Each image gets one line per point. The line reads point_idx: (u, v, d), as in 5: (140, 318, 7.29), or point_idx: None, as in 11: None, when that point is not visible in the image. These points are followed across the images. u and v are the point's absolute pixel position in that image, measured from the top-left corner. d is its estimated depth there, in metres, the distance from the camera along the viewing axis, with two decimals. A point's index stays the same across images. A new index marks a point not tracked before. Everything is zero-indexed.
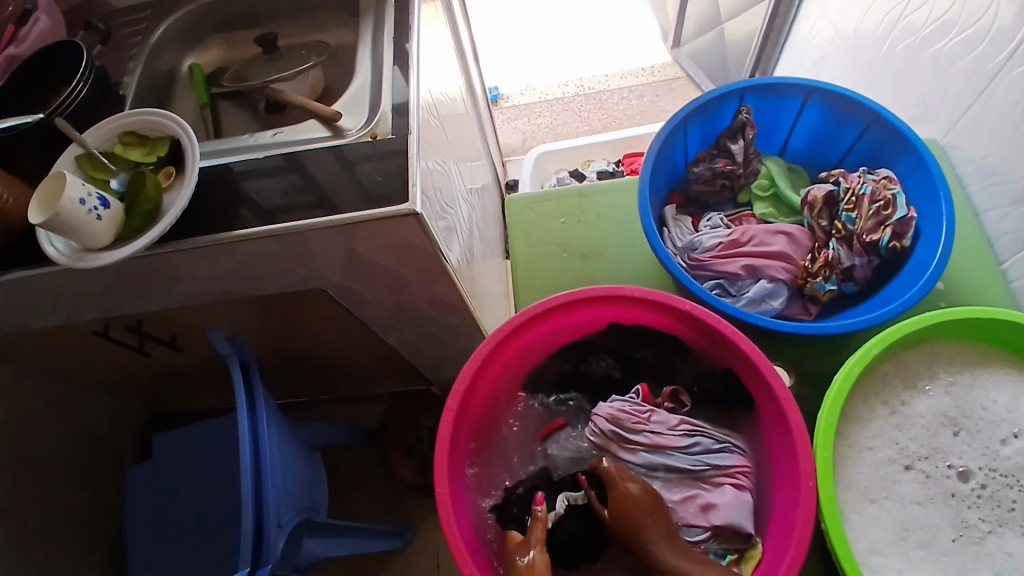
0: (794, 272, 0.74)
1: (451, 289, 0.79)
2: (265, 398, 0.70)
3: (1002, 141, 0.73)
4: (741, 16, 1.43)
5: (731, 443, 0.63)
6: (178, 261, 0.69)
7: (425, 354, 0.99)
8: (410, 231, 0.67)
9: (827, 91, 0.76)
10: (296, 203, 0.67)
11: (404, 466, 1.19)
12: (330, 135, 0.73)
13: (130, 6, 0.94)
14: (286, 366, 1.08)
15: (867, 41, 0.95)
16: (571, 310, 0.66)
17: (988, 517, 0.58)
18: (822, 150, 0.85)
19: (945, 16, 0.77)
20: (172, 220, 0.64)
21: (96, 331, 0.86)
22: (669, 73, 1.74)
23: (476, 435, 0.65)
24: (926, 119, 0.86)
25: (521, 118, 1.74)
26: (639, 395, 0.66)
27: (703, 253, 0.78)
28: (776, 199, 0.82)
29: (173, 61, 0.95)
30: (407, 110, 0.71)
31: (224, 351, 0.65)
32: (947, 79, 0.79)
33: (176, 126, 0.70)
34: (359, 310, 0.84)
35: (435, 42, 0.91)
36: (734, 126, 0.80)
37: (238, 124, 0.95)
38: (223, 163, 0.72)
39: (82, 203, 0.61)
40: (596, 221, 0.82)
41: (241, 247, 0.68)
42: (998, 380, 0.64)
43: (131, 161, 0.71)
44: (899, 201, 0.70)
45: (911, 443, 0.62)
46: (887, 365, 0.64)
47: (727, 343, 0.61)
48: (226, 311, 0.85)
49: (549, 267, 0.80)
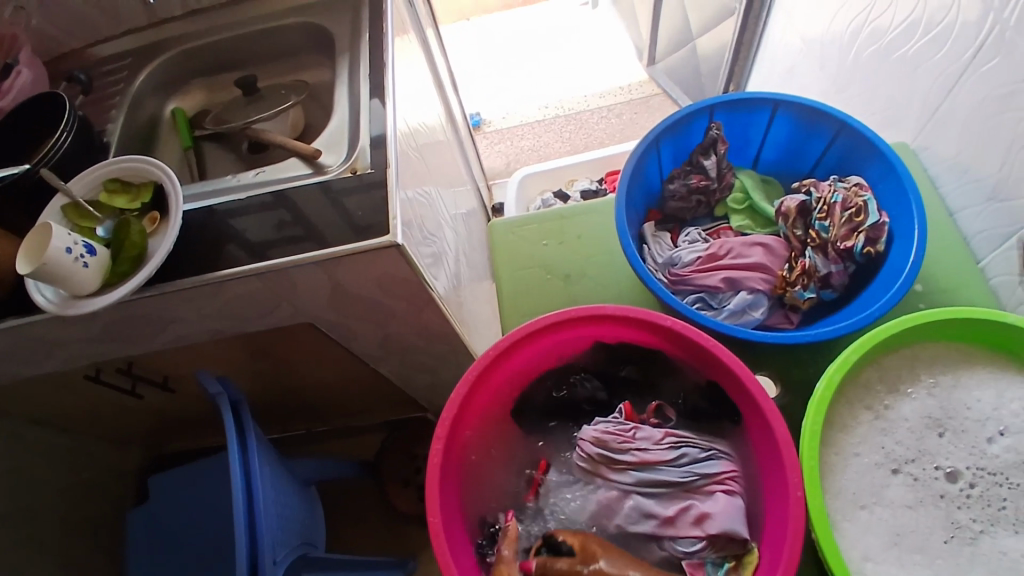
0: (773, 283, 0.75)
1: (438, 316, 0.80)
2: (255, 433, 0.71)
3: (971, 139, 0.74)
4: (712, 31, 1.46)
5: (718, 449, 0.64)
6: (166, 304, 0.70)
7: (418, 382, 1.00)
8: (393, 263, 0.68)
9: (794, 104, 0.78)
10: (280, 241, 0.68)
11: (402, 496, 1.19)
12: (312, 172, 0.75)
13: (113, 56, 0.96)
14: (280, 401, 1.08)
15: (836, 49, 0.97)
16: (556, 332, 0.66)
17: (980, 517, 0.59)
18: (795, 161, 0.86)
19: (910, 19, 0.79)
20: (158, 263, 0.65)
21: (87, 377, 0.86)
22: (646, 90, 1.77)
23: (467, 462, 0.66)
24: (895, 123, 0.87)
25: (504, 142, 1.77)
26: (622, 414, 0.67)
27: (682, 268, 0.79)
28: (751, 211, 0.84)
29: (155, 106, 0.97)
30: (385, 142, 0.73)
31: (214, 392, 0.65)
32: (914, 81, 0.81)
33: (160, 172, 0.71)
34: (348, 342, 0.85)
35: (411, 75, 0.93)
36: (706, 142, 0.82)
37: (223, 165, 0.97)
38: (208, 205, 0.73)
39: (68, 251, 0.62)
40: (577, 241, 0.83)
41: (227, 287, 0.69)
42: (980, 379, 0.64)
43: (117, 209, 0.72)
44: (870, 208, 0.71)
45: (897, 446, 0.62)
46: (869, 370, 0.65)
47: (709, 356, 0.61)
48: (217, 351, 0.86)
49: (534, 289, 0.80)
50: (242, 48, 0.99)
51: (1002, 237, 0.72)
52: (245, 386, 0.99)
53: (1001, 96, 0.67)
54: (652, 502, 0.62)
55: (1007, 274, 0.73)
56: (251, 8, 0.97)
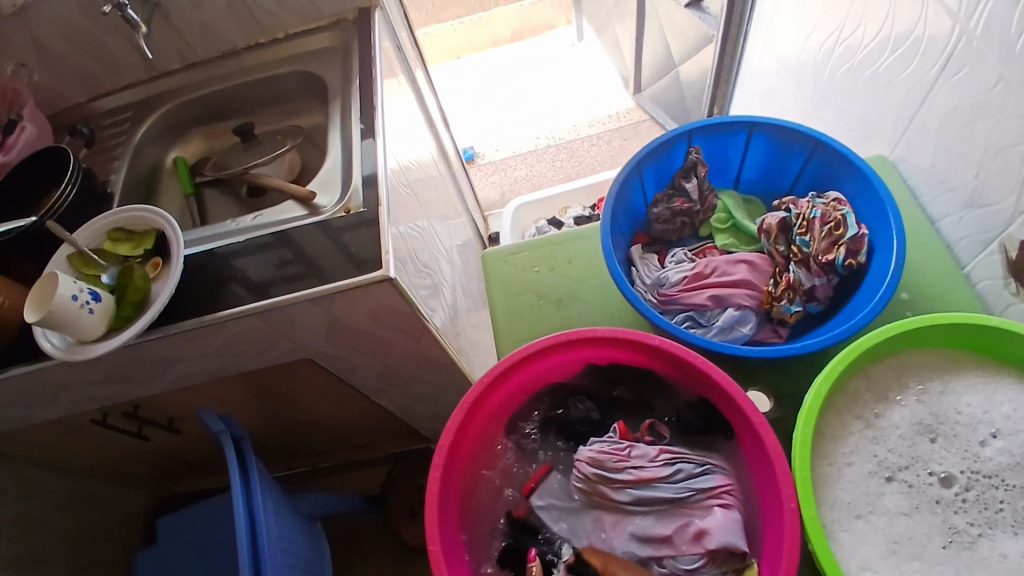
0: (759, 297, 0.76)
1: (435, 346, 0.82)
2: (258, 469, 0.73)
3: (945, 148, 0.76)
4: (693, 57, 1.49)
5: (712, 464, 0.64)
6: (168, 345, 0.72)
7: (419, 412, 1.02)
8: (388, 296, 0.70)
9: (769, 125, 0.81)
10: (278, 280, 0.71)
11: (409, 528, 1.19)
12: (307, 213, 0.77)
13: (115, 111, 1.01)
14: (285, 438, 1.09)
15: (811, 69, 1.00)
16: (547, 356, 0.68)
17: (978, 520, 0.59)
18: (774, 179, 0.89)
19: (879, 38, 0.82)
20: (160, 308, 0.67)
21: (95, 421, 0.88)
22: (634, 117, 1.83)
23: (465, 488, 0.67)
24: (872, 137, 0.90)
25: (497, 173, 1.81)
26: (617, 432, 0.68)
27: (670, 288, 0.81)
28: (735, 230, 0.86)
29: (156, 157, 1.01)
30: (376, 181, 0.76)
31: (217, 430, 0.67)
32: (887, 96, 0.84)
33: (162, 219, 0.74)
34: (348, 376, 0.87)
35: (401, 114, 0.97)
36: (687, 166, 0.85)
37: (222, 208, 1.00)
38: (208, 249, 0.76)
39: (74, 298, 0.65)
40: (568, 266, 0.85)
41: (227, 327, 0.71)
42: (969, 383, 0.65)
43: (121, 255, 0.74)
44: (849, 220, 0.73)
45: (890, 454, 0.63)
46: (857, 380, 0.66)
47: (698, 373, 0.63)
48: (221, 390, 0.88)
49: (527, 315, 0.82)
50: (238, 97, 1.03)
51: (982, 242, 0.74)
52: (249, 424, 1.01)
53: (969, 106, 0.70)
54: (649, 517, 0.63)
55: (991, 278, 0.74)
56: (246, 59, 1.01)
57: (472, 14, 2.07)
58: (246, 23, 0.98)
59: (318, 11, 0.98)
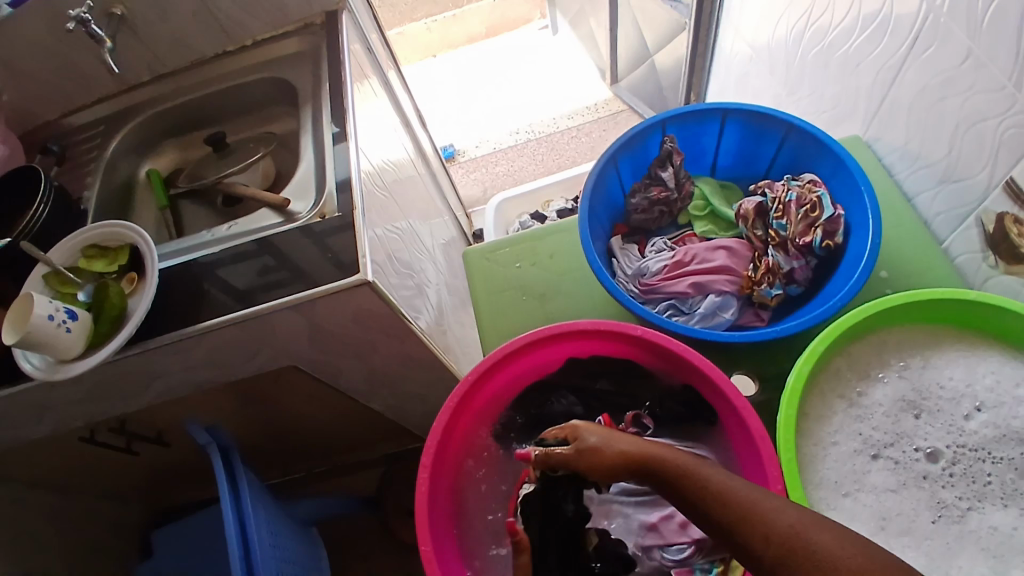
0: (739, 283, 0.77)
1: (420, 346, 0.82)
2: (247, 479, 0.72)
3: (918, 125, 0.76)
4: (667, 45, 1.49)
5: (697, 454, 0.64)
6: (149, 360, 0.71)
7: (410, 412, 1.02)
8: (368, 300, 0.70)
9: (741, 111, 0.81)
10: (257, 290, 0.70)
11: (407, 529, 1.19)
12: (283, 221, 0.77)
13: (87, 126, 1.00)
14: (277, 446, 1.09)
15: (783, 52, 1.00)
16: (531, 352, 0.68)
17: (966, 494, 0.59)
18: (750, 163, 0.89)
19: (847, 20, 0.82)
20: (138, 323, 0.67)
21: (82, 438, 0.88)
22: (612, 108, 1.83)
23: (455, 488, 0.66)
24: (846, 118, 0.90)
25: (479, 170, 1.81)
26: (602, 425, 0.67)
27: (651, 277, 0.81)
28: (713, 217, 0.87)
29: (130, 170, 1.00)
30: (350, 185, 0.75)
31: (204, 442, 0.67)
32: (859, 77, 0.84)
33: (135, 234, 0.74)
34: (335, 381, 0.87)
35: (374, 116, 0.96)
36: (662, 155, 0.85)
37: (200, 219, 0.98)
38: (184, 261, 0.75)
39: (51, 318, 0.64)
40: (549, 260, 0.85)
41: (208, 338, 0.71)
42: (950, 357, 0.66)
43: (96, 272, 0.73)
44: (824, 202, 0.73)
45: (875, 432, 0.63)
46: (839, 360, 0.66)
47: (681, 361, 0.63)
48: (209, 403, 0.88)
49: (511, 312, 0.82)
50: (211, 106, 1.02)
51: (959, 217, 0.74)
52: (239, 434, 1.00)
53: (940, 83, 0.70)
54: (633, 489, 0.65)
55: (970, 252, 0.74)
56: (215, 67, 1.00)
57: (446, 12, 2.06)
58: (212, 32, 0.97)
59: (286, 17, 0.97)
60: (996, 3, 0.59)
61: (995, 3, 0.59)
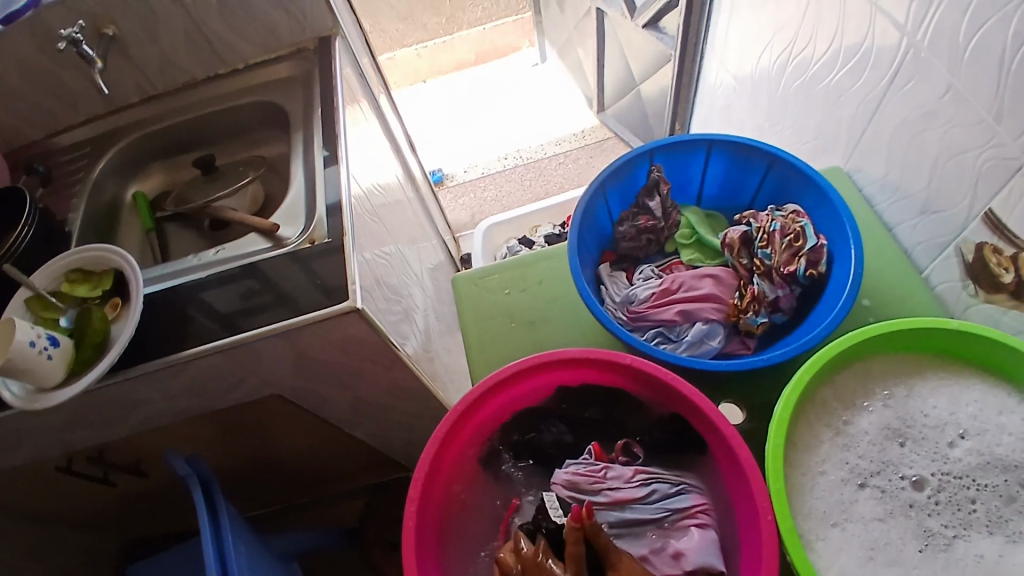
0: (725, 310, 0.77)
1: (407, 373, 0.82)
2: (228, 510, 0.71)
3: (898, 156, 0.78)
4: (652, 75, 1.52)
5: (687, 483, 0.65)
6: (130, 387, 0.70)
7: (395, 440, 1.01)
8: (355, 326, 0.70)
9: (726, 142, 0.83)
10: (243, 316, 0.70)
11: (390, 562, 1.17)
12: (271, 246, 0.76)
13: (72, 147, 0.99)
14: (259, 475, 1.07)
15: (765, 83, 1.03)
16: (519, 381, 0.68)
17: (952, 522, 0.60)
18: (734, 193, 0.90)
19: (829, 53, 0.84)
20: (121, 349, 0.66)
21: (59, 467, 0.85)
22: (599, 135, 1.87)
23: (444, 520, 0.65)
24: (827, 149, 0.92)
25: (467, 195, 1.82)
26: (593, 454, 0.68)
27: (639, 305, 0.81)
28: (699, 245, 0.87)
29: (115, 193, 0.99)
30: (340, 210, 0.75)
31: (184, 473, 0.65)
32: (840, 108, 0.86)
33: (120, 259, 0.72)
34: (319, 409, 0.86)
35: (364, 141, 0.97)
36: (649, 184, 0.86)
37: (185, 243, 0.98)
38: (169, 286, 0.74)
39: (32, 344, 0.63)
40: (539, 287, 0.85)
41: (192, 365, 0.70)
42: (934, 386, 0.66)
43: (79, 298, 0.72)
44: (807, 232, 0.75)
45: (861, 461, 0.63)
46: (824, 389, 0.67)
47: (669, 389, 0.64)
48: (191, 431, 0.86)
49: (499, 339, 0.82)
50: (200, 128, 1.02)
51: (939, 247, 0.76)
52: (221, 463, 0.98)
53: (919, 115, 0.72)
54: (630, 513, 0.63)
55: (950, 280, 0.75)
56: (206, 90, 1.01)
57: (435, 39, 2.07)
58: (204, 55, 0.98)
59: (278, 41, 0.99)
60: (977, 37, 0.61)
61: (978, 36, 0.61)
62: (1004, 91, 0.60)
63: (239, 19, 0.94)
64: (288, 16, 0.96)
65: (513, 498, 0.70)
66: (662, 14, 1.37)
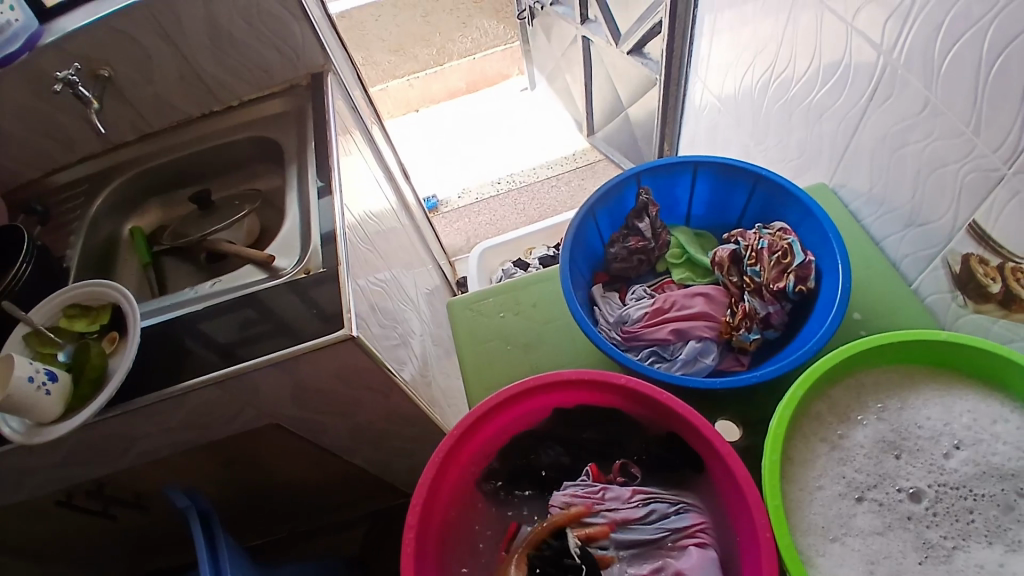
0: (718, 328, 0.78)
1: (405, 399, 0.82)
2: (229, 543, 0.70)
3: (881, 171, 0.79)
4: (638, 100, 1.55)
5: (685, 502, 0.65)
6: (129, 421, 0.70)
7: (395, 466, 1.00)
8: (352, 354, 0.71)
9: (711, 163, 0.85)
10: (240, 348, 0.70)
11: None
12: (267, 276, 0.77)
13: (69, 184, 1.00)
14: (259, 506, 1.06)
15: (748, 104, 1.05)
16: (513, 405, 0.68)
17: (951, 533, 0.59)
18: (722, 212, 0.92)
19: (809, 74, 0.87)
20: (119, 383, 0.66)
21: (59, 503, 0.85)
22: (589, 157, 1.90)
23: (444, 548, 0.65)
24: (811, 166, 0.94)
25: (461, 219, 1.83)
26: (590, 475, 0.68)
27: (633, 324, 0.82)
28: (690, 264, 0.89)
29: (112, 229, 1.00)
30: (334, 239, 0.76)
31: (184, 506, 0.66)
32: (822, 126, 0.88)
33: (118, 294, 0.73)
34: (318, 437, 0.86)
35: (357, 171, 0.98)
36: (638, 207, 0.88)
37: (182, 276, 0.98)
38: (165, 320, 0.75)
39: (31, 379, 0.63)
40: (533, 309, 0.86)
41: (190, 398, 0.70)
42: (927, 397, 0.67)
43: (77, 332, 0.73)
44: (795, 249, 0.76)
45: (858, 474, 0.63)
46: (818, 403, 0.67)
47: (664, 408, 0.64)
48: (190, 464, 0.86)
49: (494, 363, 0.82)
50: (195, 163, 1.03)
51: (926, 259, 0.77)
52: (221, 495, 0.98)
53: (900, 130, 0.73)
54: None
55: (939, 292, 0.76)
56: (201, 126, 1.02)
57: (426, 69, 2.14)
58: (198, 93, 1.00)
59: (271, 78, 1.01)
60: (953, 53, 0.63)
61: (952, 52, 0.63)
62: (980, 105, 0.61)
63: (233, 58, 0.97)
64: (280, 52, 0.98)
65: (511, 523, 0.69)
66: (646, 40, 1.40)
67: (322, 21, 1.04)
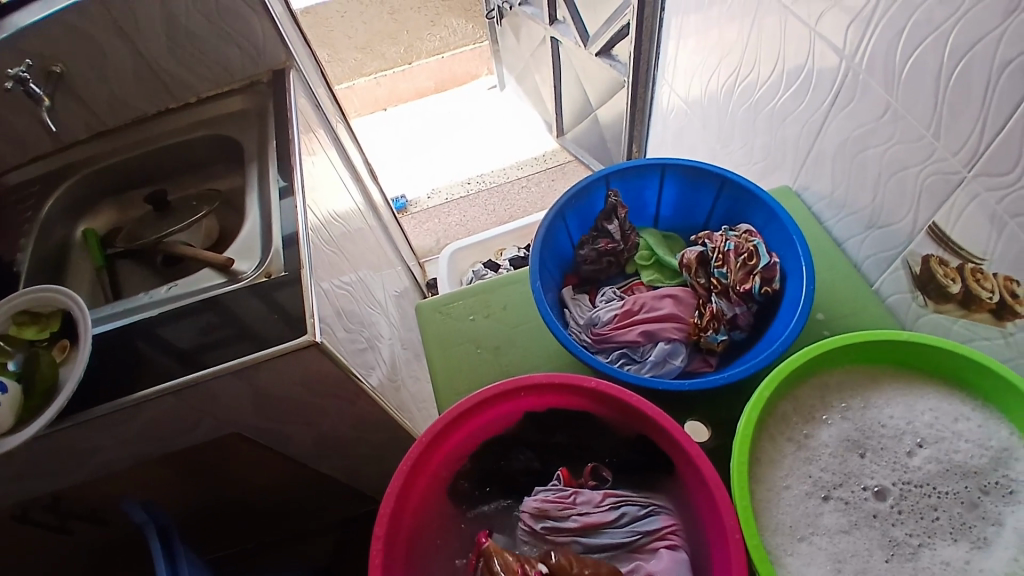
0: (686, 329, 0.79)
1: (372, 404, 0.81)
2: (190, 557, 0.68)
3: (844, 174, 0.81)
4: (607, 101, 1.56)
5: (656, 505, 0.65)
6: (82, 433, 0.67)
7: (363, 472, 0.99)
8: (317, 360, 0.69)
9: (679, 165, 0.85)
10: (200, 355, 0.68)
11: None
12: (226, 281, 0.75)
13: (19, 185, 0.96)
14: (224, 517, 1.03)
15: (714, 107, 1.06)
16: (482, 410, 0.67)
17: (915, 531, 0.60)
18: (689, 215, 0.92)
19: (772, 78, 0.88)
20: (72, 391, 0.64)
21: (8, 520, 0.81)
22: (560, 158, 1.90)
23: (412, 559, 0.63)
24: (776, 168, 0.95)
25: (431, 220, 1.81)
26: (561, 480, 0.68)
27: (603, 327, 0.82)
28: (659, 265, 0.89)
29: (65, 232, 0.96)
30: (297, 242, 0.75)
31: (141, 520, 0.63)
32: (785, 130, 0.89)
33: (68, 299, 0.70)
34: (283, 445, 0.84)
35: (322, 171, 0.97)
36: (607, 209, 0.88)
37: (138, 281, 0.95)
38: (120, 327, 0.72)
39: None
40: (503, 312, 0.85)
41: (147, 408, 0.67)
42: (890, 396, 0.68)
43: (27, 341, 0.69)
44: (760, 250, 0.77)
45: (824, 473, 0.64)
46: (785, 404, 0.68)
47: (634, 411, 0.64)
48: (151, 475, 0.83)
49: (464, 366, 0.81)
50: (152, 163, 1.00)
51: (888, 260, 0.78)
52: (183, 508, 0.94)
53: (861, 134, 0.75)
54: None
55: (900, 293, 0.78)
56: (158, 124, 0.99)
57: (395, 67, 2.12)
58: (154, 90, 0.97)
59: (230, 76, 0.99)
60: (914, 57, 0.64)
61: (914, 56, 0.64)
62: (941, 109, 0.62)
63: (191, 54, 0.94)
64: (240, 49, 0.96)
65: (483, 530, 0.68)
66: (614, 42, 1.41)
67: (285, 18, 1.02)
